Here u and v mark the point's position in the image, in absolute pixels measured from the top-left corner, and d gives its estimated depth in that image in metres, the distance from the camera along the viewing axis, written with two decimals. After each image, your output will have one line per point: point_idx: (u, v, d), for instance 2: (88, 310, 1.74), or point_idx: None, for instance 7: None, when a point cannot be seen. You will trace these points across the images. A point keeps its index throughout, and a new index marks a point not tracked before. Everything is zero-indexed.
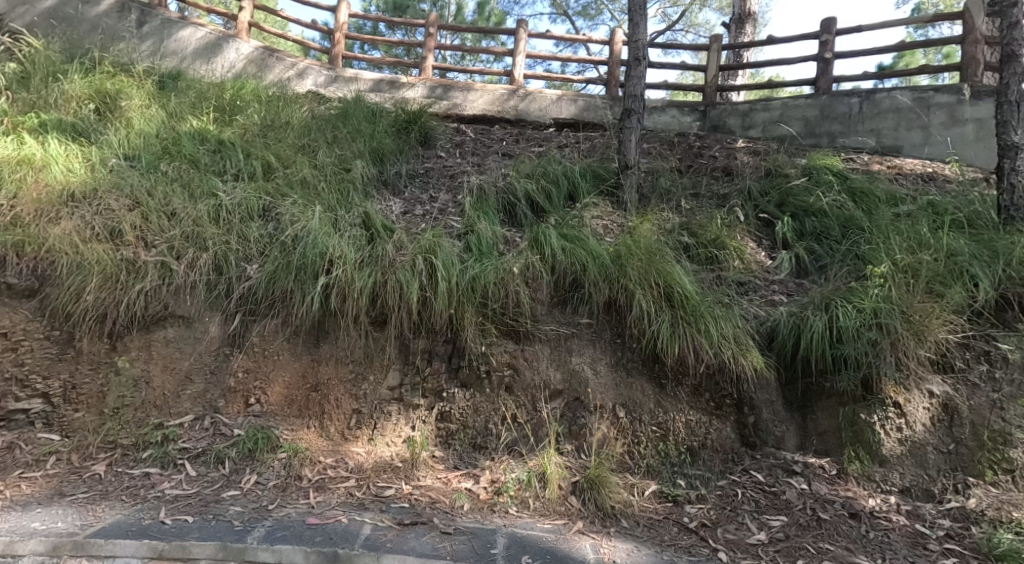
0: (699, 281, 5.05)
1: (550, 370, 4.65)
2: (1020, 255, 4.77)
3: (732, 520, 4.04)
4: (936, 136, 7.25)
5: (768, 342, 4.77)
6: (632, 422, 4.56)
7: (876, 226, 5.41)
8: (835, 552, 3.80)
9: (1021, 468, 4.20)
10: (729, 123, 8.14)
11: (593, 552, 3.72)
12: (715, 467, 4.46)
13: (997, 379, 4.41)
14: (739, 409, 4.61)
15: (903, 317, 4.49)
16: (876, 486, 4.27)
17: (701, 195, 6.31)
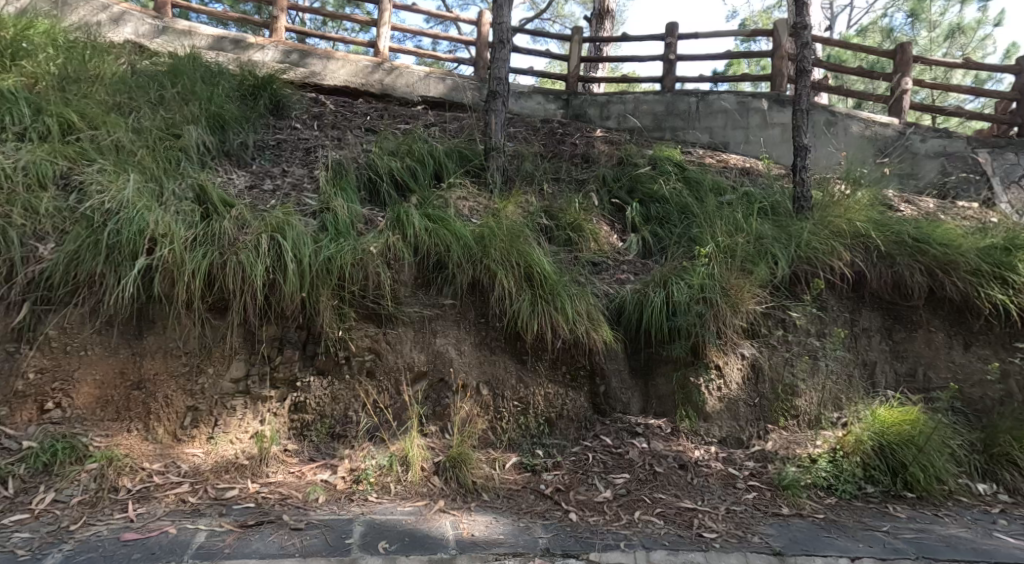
0: (558, 260, 5.54)
1: (413, 353, 4.93)
2: (807, 238, 5.48)
3: (583, 483, 4.51)
4: (753, 136, 8.31)
5: (618, 318, 5.36)
6: (494, 398, 4.97)
7: (704, 214, 6.13)
8: (666, 499, 4.35)
9: (804, 413, 5.09)
10: (589, 113, 8.76)
11: (452, 529, 3.99)
12: (570, 435, 4.97)
13: (790, 341, 5.28)
14: (591, 379, 5.17)
15: (722, 291, 5.19)
16: (702, 439, 4.95)
17: (561, 179, 6.83)
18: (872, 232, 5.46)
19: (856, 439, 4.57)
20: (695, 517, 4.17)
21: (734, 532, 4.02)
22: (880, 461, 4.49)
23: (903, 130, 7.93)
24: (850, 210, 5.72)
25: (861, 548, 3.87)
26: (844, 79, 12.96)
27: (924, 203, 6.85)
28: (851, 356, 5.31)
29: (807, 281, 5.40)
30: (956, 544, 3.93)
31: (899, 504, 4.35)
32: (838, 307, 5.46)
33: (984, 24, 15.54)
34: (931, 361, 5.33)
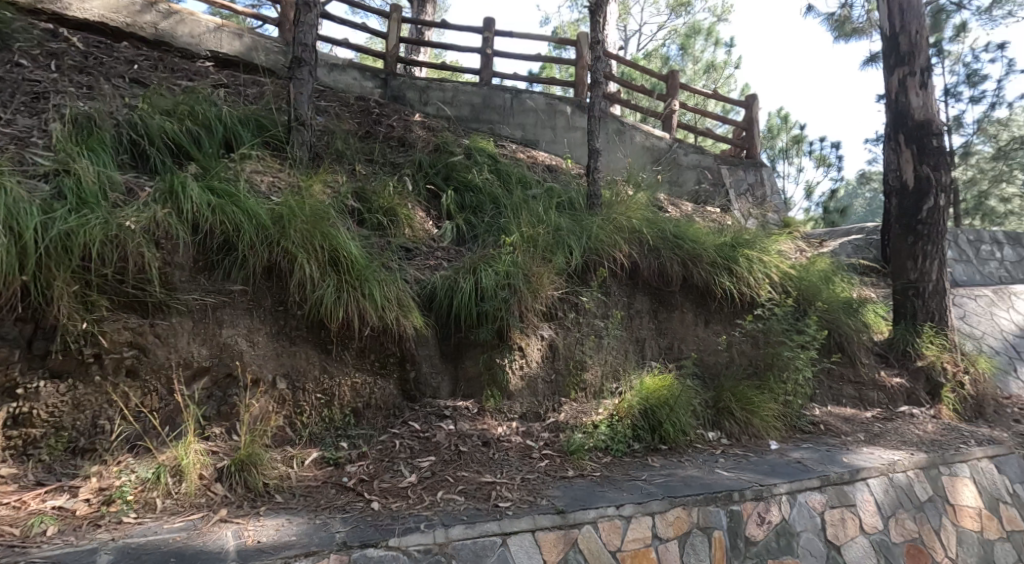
0: (367, 244, 5.46)
1: (193, 346, 4.12)
2: (597, 232, 5.76)
3: (388, 470, 3.99)
4: (560, 137, 9.10)
5: (428, 304, 5.10)
6: (293, 392, 4.34)
7: (511, 204, 6.53)
8: (469, 477, 3.93)
9: (591, 387, 5.21)
10: (409, 96, 8.64)
11: (235, 539, 3.23)
12: (377, 424, 4.48)
13: (581, 323, 5.40)
14: (402, 365, 4.75)
15: (525, 278, 5.10)
16: (504, 416, 4.75)
17: (375, 160, 6.94)
18: (644, 229, 5.95)
19: (627, 405, 4.84)
20: (493, 490, 3.82)
21: (525, 499, 3.76)
22: (644, 421, 4.78)
23: (672, 144, 9.31)
24: (630, 209, 6.31)
25: (623, 496, 3.89)
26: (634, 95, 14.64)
27: (685, 206, 8.04)
28: (626, 334, 5.63)
29: (595, 269, 5.65)
30: (690, 481, 4.18)
31: (656, 456, 4.63)
32: (619, 292, 5.78)
33: (731, 65, 18.40)
34: (683, 336, 5.91)
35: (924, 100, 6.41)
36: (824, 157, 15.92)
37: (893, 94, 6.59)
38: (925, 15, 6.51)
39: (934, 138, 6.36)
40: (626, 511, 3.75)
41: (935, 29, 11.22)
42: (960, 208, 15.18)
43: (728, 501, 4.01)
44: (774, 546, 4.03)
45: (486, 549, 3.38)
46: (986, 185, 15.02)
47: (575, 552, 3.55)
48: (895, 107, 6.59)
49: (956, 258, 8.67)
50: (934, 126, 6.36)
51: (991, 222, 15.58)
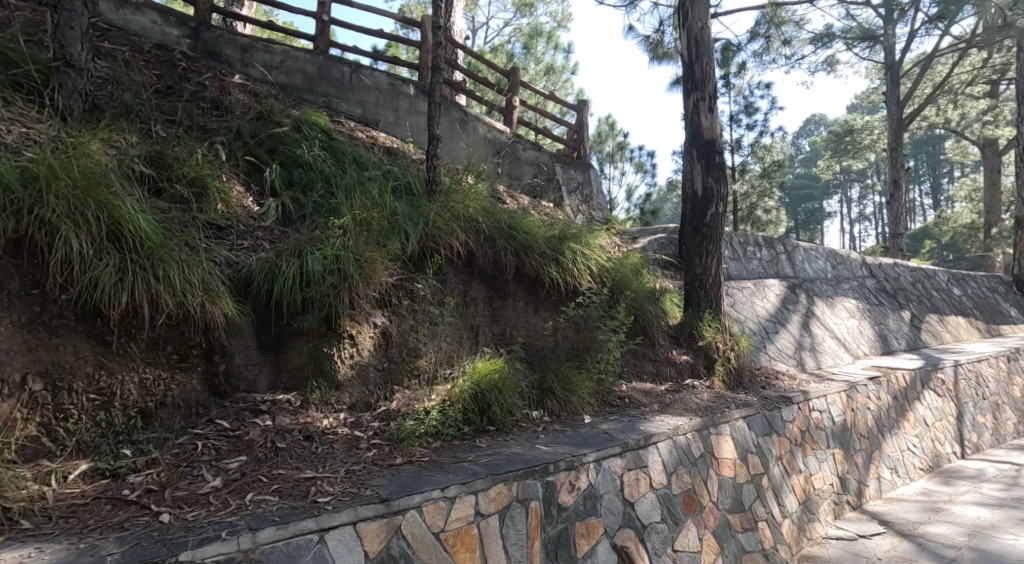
0: (164, 218, 4.55)
1: None
2: (434, 218, 5.64)
3: (185, 476, 3.53)
4: (403, 120, 8.65)
5: (243, 288, 4.59)
6: (55, 393, 3.59)
7: (344, 184, 5.86)
8: (286, 475, 3.67)
9: (426, 373, 5.03)
10: (225, 52, 7.74)
11: None
12: (175, 426, 3.89)
13: (417, 310, 5.22)
14: (208, 357, 4.20)
15: (356, 264, 4.86)
16: (331, 408, 4.45)
17: (179, 122, 5.82)
18: (481, 218, 5.97)
19: (459, 390, 4.83)
20: (312, 486, 3.60)
21: (348, 491, 3.58)
22: (475, 405, 4.80)
23: (514, 139, 9.50)
24: (469, 197, 6.26)
25: (449, 478, 3.85)
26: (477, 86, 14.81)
27: (522, 198, 8.25)
28: (460, 320, 5.55)
29: (431, 255, 5.53)
30: (513, 458, 4.23)
31: (484, 437, 4.63)
32: (454, 280, 5.71)
33: (568, 69, 19.13)
34: (515, 323, 5.92)
35: (712, 121, 7.06)
36: (643, 164, 17.20)
37: (687, 115, 7.18)
38: (714, 47, 7.16)
39: (718, 155, 7.07)
40: (451, 492, 3.72)
41: (723, 65, 12.80)
42: (736, 217, 17.17)
43: (544, 473, 4.13)
44: (581, 509, 4.25)
45: (300, 549, 3.18)
46: (755, 199, 17.17)
47: (397, 539, 3.46)
48: (689, 126, 7.19)
49: (728, 256, 9.40)
50: (719, 144, 7.06)
51: (758, 229, 17.73)
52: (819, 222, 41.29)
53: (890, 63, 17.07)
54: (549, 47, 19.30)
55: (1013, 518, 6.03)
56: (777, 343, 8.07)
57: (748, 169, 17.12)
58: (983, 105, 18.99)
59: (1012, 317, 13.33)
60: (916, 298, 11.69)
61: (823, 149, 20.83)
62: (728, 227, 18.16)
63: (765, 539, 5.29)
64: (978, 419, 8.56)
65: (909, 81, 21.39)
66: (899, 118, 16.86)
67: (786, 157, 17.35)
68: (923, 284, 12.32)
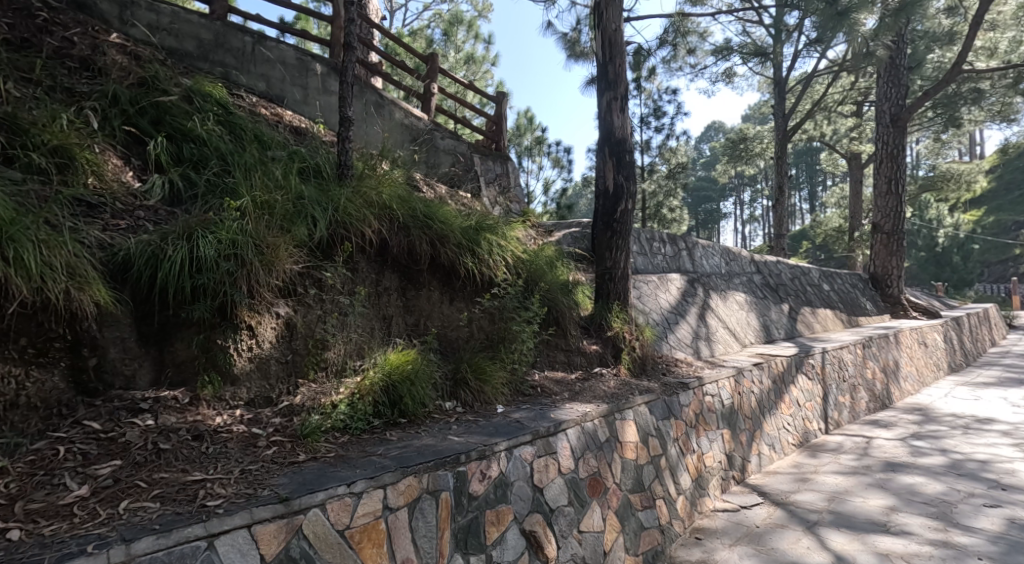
0: (20, 191, 4.06)
1: None
2: (345, 203, 5.34)
3: (42, 486, 3.15)
4: (312, 98, 8.21)
5: (119, 274, 4.17)
6: None
7: (243, 163, 5.45)
8: (168, 479, 3.36)
9: (333, 366, 4.77)
10: (100, 8, 6.84)
11: None
12: (31, 429, 3.47)
13: (325, 300, 4.93)
14: (75, 351, 3.79)
15: (256, 250, 4.52)
16: (225, 405, 4.14)
17: (38, 82, 5.18)
18: (394, 206, 5.72)
19: (368, 382, 4.59)
20: (201, 488, 3.31)
21: (242, 493, 3.31)
22: (386, 397, 4.60)
23: (432, 128, 9.27)
24: (383, 184, 5.98)
25: (355, 473, 3.65)
26: (396, 69, 14.46)
27: (439, 187, 8.04)
28: (371, 310, 5.29)
29: (341, 243, 5.24)
30: (424, 450, 4.07)
31: (395, 430, 4.44)
32: (366, 269, 5.45)
33: (487, 60, 19.00)
34: (429, 313, 5.74)
35: (623, 121, 7.12)
36: (558, 160, 17.34)
37: (600, 114, 7.18)
38: (627, 49, 7.22)
39: (629, 154, 7.16)
40: (357, 488, 3.53)
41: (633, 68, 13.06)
42: (644, 214, 17.61)
43: (455, 463, 4.01)
44: (492, 497, 4.15)
45: (185, 558, 2.90)
46: (661, 198, 17.75)
47: (297, 539, 3.24)
48: (601, 124, 7.20)
49: (636, 250, 9.59)
50: (629, 144, 7.15)
51: (664, 227, 18.08)
52: (717, 222, 43.32)
53: (778, 78, 17.92)
54: (470, 37, 19.01)
55: (864, 483, 6.48)
56: (677, 332, 8.30)
57: (655, 170, 17.58)
58: (850, 122, 20.50)
59: (869, 309, 14.31)
60: (793, 292, 12.37)
61: (720, 154, 21.74)
62: (636, 223, 18.60)
63: (662, 515, 5.40)
64: (839, 399, 9.14)
65: (792, 97, 22.72)
66: (784, 128, 17.76)
67: (688, 159, 17.96)
68: (800, 280, 13.13)
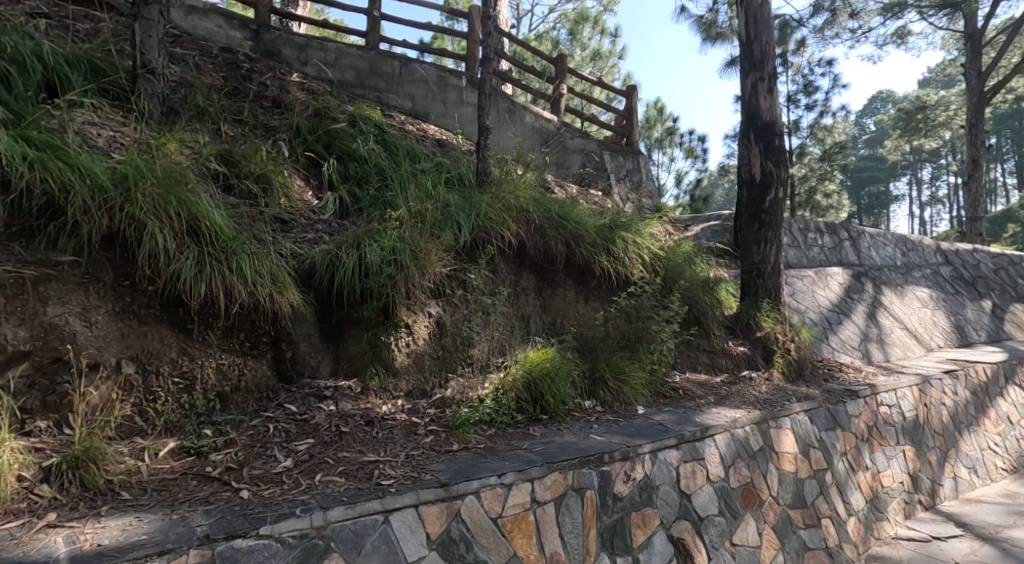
0: (237, 214, 4.75)
1: (8, 327, 3.51)
2: (486, 209, 5.67)
3: (259, 456, 3.73)
4: (451, 112, 8.74)
5: (307, 279, 4.80)
6: (144, 377, 3.87)
7: (398, 177, 5.99)
8: (350, 457, 3.83)
9: (479, 361, 5.13)
10: (284, 53, 7.87)
11: (66, 545, 2.89)
12: (248, 409, 4.13)
13: (470, 300, 5.29)
14: (276, 345, 4.43)
15: (412, 255, 4.97)
16: (389, 395, 4.60)
17: (245, 122, 5.99)
18: (532, 208, 5.96)
19: (511, 378, 4.88)
20: (376, 468, 3.74)
21: (409, 475, 3.71)
22: (527, 393, 4.86)
23: (561, 128, 9.51)
24: (519, 187, 6.25)
25: (504, 465, 3.94)
26: (525, 74, 14.75)
27: (570, 187, 8.26)
28: (512, 310, 5.59)
29: (483, 246, 5.55)
30: (567, 447, 4.28)
31: (538, 426, 4.70)
32: (506, 270, 5.71)
33: (614, 54, 18.96)
34: (564, 311, 5.97)
35: (771, 103, 6.93)
36: (691, 150, 16.82)
37: (745, 97, 7.05)
38: (773, 26, 7.01)
39: (778, 137, 6.93)
40: (507, 479, 3.81)
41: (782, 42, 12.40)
42: (794, 202, 16.70)
43: (599, 462, 4.18)
44: (637, 499, 4.28)
45: (367, 528, 3.32)
46: (814, 182, 16.63)
47: (456, 522, 3.58)
48: (747, 107, 7.05)
49: (788, 243, 9.21)
50: (778, 127, 6.91)
51: (818, 215, 17.18)
52: (885, 205, 39.62)
53: (971, 32, 16.06)
54: (596, 33, 19.10)
55: None
56: (841, 334, 7.89)
57: (806, 152, 16.40)
58: None
59: None
60: (997, 285, 11.20)
61: (892, 128, 19.77)
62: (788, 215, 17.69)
63: (829, 537, 5.19)
64: None
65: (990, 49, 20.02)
66: (981, 90, 15.84)
67: (847, 138, 16.64)
68: (1006, 271, 11.78)
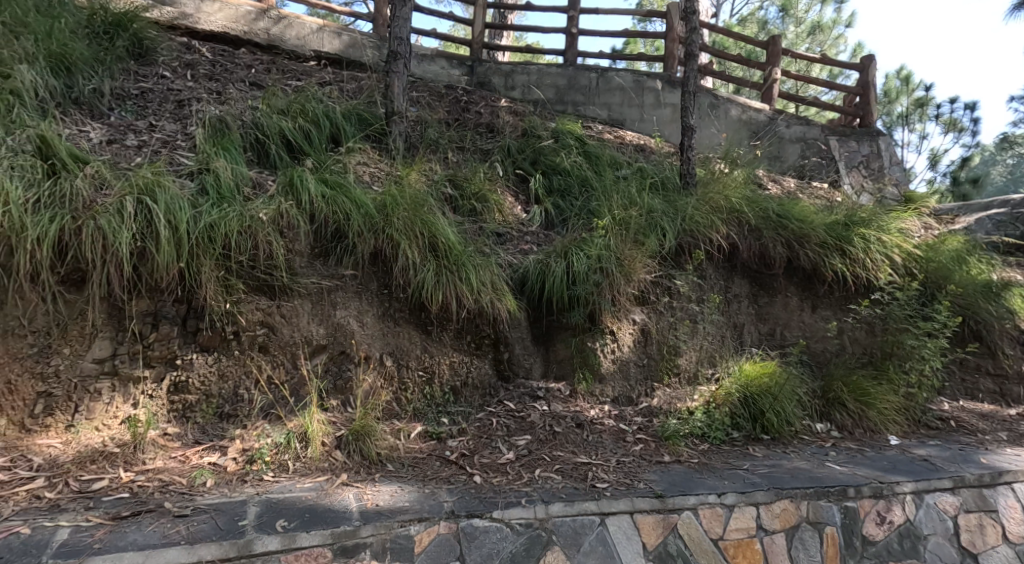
0: (463, 231, 5.11)
1: (311, 325, 4.33)
2: (692, 212, 5.39)
3: (487, 446, 4.13)
4: (648, 114, 8.45)
5: (520, 287, 4.98)
6: (397, 368, 4.47)
7: (603, 185, 6.03)
8: (565, 457, 4.04)
9: (687, 372, 4.97)
10: (493, 82, 8.37)
11: (355, 501, 3.48)
12: (475, 402, 4.56)
13: (675, 307, 5.11)
14: (496, 347, 4.73)
15: (617, 262, 4.93)
16: (595, 399, 4.70)
17: (466, 148, 6.40)
18: (744, 207, 5.48)
19: (725, 392, 4.61)
20: (589, 470, 3.89)
21: (622, 481, 3.80)
22: (744, 409, 4.55)
23: (773, 116, 8.63)
24: (728, 187, 5.74)
25: (723, 484, 3.85)
26: (727, 64, 13.73)
27: (787, 182, 7.59)
28: (724, 319, 5.30)
29: (690, 251, 5.30)
30: (798, 474, 4.00)
31: (758, 446, 4.42)
32: (715, 275, 5.41)
33: (842, 22, 17.09)
34: (786, 322, 5.53)
35: None
36: (952, 121, 14.63)
37: None
38: None
39: None
40: (728, 500, 3.72)
41: None
42: None
43: (842, 496, 3.86)
44: (896, 547, 3.89)
45: (585, 527, 3.49)
46: None
47: (673, 536, 3.59)
48: None
49: None
50: None
51: None
52: None
53: None
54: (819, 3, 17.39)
55: None
56: None
57: None
58: None
59: None
60: None
61: None
62: None
63: None
64: None
65: None
66: None
67: None
68: None
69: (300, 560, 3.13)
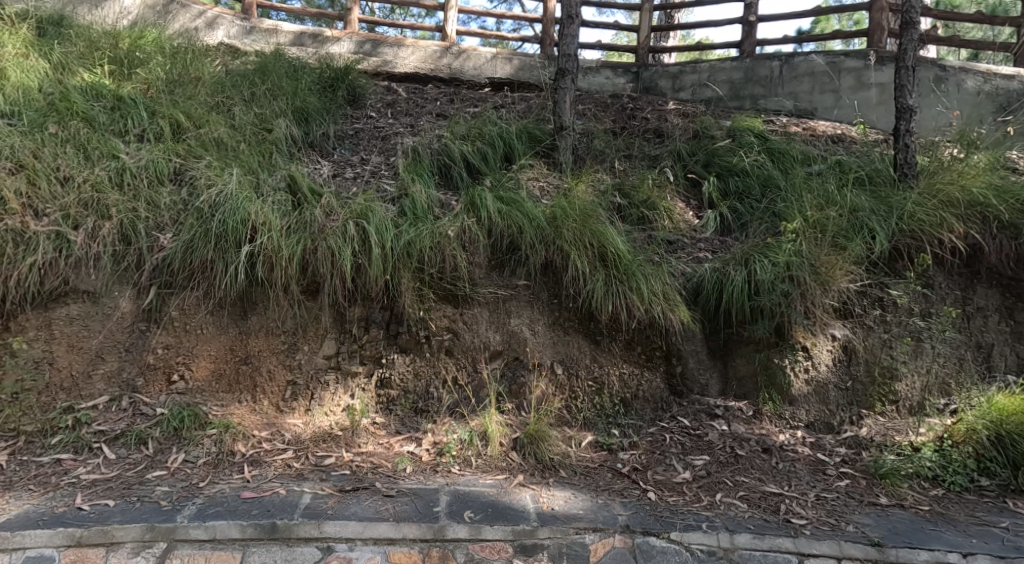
0: (632, 240, 4.74)
1: (488, 332, 4.20)
2: (912, 209, 4.50)
3: (661, 463, 3.76)
4: (845, 99, 7.39)
5: (694, 297, 4.44)
6: (570, 379, 4.19)
7: (791, 184, 5.30)
8: (750, 484, 3.59)
9: (906, 399, 4.16)
10: (661, 85, 7.94)
11: (533, 503, 3.37)
12: (646, 416, 4.15)
13: (889, 321, 4.30)
14: (668, 359, 4.29)
15: (811, 269, 4.25)
16: (786, 423, 4.11)
17: (633, 156, 5.99)
18: (993, 199, 4.46)
19: (964, 426, 3.78)
20: (782, 502, 3.45)
21: (825, 520, 3.33)
22: (996, 453, 3.67)
23: None
24: (965, 176, 4.73)
25: (969, 542, 3.21)
26: (953, 27, 11.76)
27: None
28: (961, 337, 4.39)
29: (912, 255, 4.44)
30: None
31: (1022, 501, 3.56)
32: (944, 283, 4.49)
33: None
34: None
35: None
36: None
37: None
38: None
39: None
40: None
41: None
42: None
43: None
44: None
45: None
46: None
47: None
48: None
49: None
50: None
51: None
52: None
53: None
54: None
55: None
56: None
57: None
58: None
59: None
60: None
61: None
62: None
63: None
64: None
65: None
66: None
67: None
68: None
69: (486, 552, 3.07)
